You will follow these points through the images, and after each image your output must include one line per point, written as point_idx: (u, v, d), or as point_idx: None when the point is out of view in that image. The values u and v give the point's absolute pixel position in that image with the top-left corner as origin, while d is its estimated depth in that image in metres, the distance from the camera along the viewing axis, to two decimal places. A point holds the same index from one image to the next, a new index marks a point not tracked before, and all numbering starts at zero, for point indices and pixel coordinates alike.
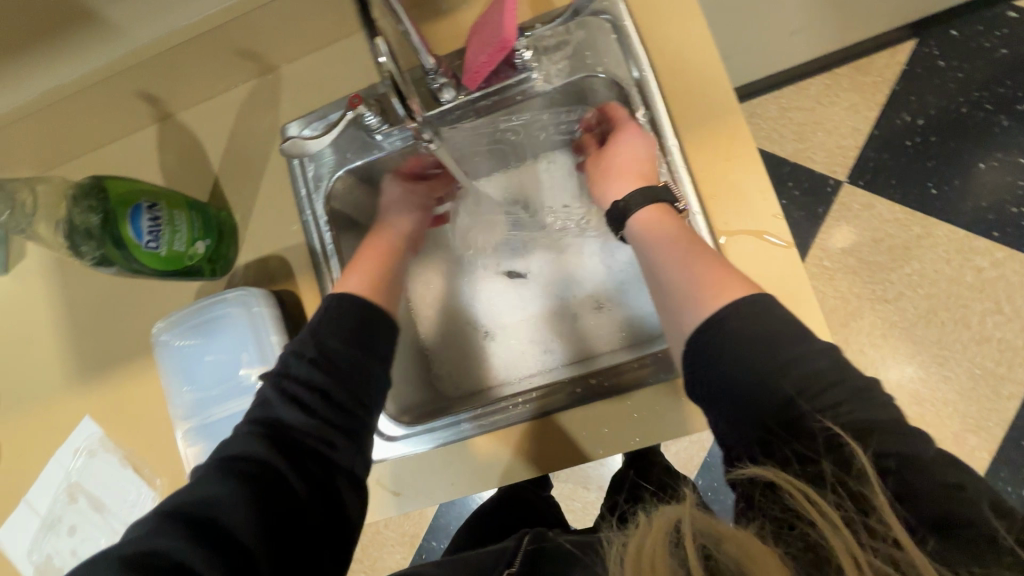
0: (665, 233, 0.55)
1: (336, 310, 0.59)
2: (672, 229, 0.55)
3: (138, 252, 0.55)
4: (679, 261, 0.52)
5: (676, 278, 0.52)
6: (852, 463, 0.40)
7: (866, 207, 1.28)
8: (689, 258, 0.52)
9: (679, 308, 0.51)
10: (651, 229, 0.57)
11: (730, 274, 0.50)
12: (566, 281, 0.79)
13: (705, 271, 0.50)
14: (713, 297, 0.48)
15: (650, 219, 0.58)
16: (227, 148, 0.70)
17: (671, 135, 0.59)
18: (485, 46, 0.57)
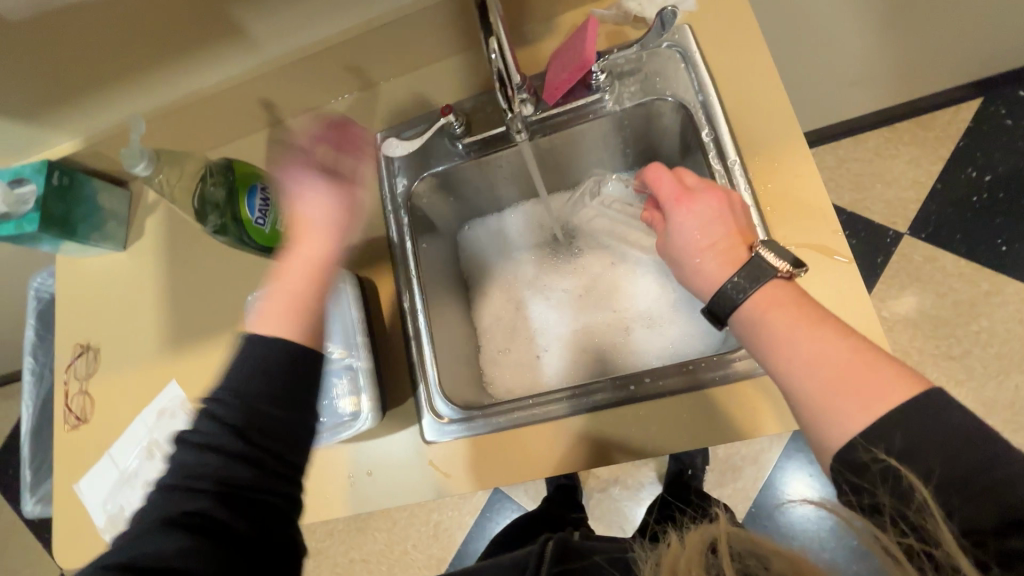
0: (805, 334, 0.46)
1: (274, 360, 0.51)
2: (787, 319, 0.47)
3: (249, 227, 0.62)
4: (802, 356, 0.45)
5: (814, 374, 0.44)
6: (913, 496, 0.39)
7: (928, 260, 1.25)
8: (816, 343, 0.45)
9: (819, 424, 0.43)
10: (756, 321, 0.49)
11: (885, 364, 0.42)
12: (619, 297, 0.82)
13: (837, 356, 0.44)
14: (859, 413, 0.41)
15: (759, 310, 0.49)
16: (325, 151, 0.79)
17: (733, 156, 0.63)
18: (567, 66, 0.65)
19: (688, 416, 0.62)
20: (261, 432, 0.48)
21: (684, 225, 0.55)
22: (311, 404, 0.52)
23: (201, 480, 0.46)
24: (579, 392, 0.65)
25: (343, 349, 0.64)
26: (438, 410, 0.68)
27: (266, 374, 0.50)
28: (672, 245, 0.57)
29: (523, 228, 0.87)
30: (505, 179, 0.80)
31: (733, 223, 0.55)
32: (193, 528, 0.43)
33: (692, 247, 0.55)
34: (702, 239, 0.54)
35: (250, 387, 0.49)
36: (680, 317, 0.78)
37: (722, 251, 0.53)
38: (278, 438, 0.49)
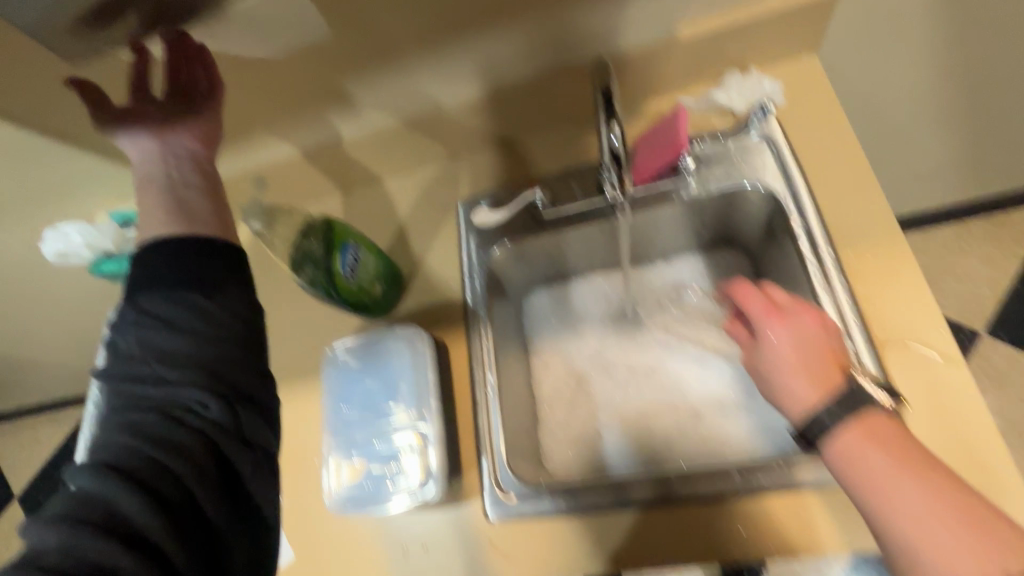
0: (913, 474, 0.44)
1: (178, 255, 0.47)
2: (881, 457, 0.45)
3: (337, 279, 0.64)
4: (908, 504, 0.43)
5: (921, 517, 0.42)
6: None
7: (1009, 362, 1.18)
8: (922, 490, 0.43)
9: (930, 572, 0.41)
10: (851, 455, 0.46)
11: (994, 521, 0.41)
12: (688, 378, 0.78)
13: (950, 507, 0.42)
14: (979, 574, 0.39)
15: (852, 443, 0.47)
16: (408, 213, 0.82)
17: (825, 246, 0.62)
18: (658, 151, 0.68)
19: (776, 517, 0.57)
20: (167, 349, 0.44)
21: (776, 342, 0.54)
22: (229, 294, 0.47)
23: (128, 412, 0.43)
24: (650, 477, 0.62)
25: (415, 412, 0.62)
26: (502, 483, 0.64)
27: (177, 272, 0.46)
28: (761, 364, 0.55)
29: (589, 299, 0.86)
30: (580, 252, 0.81)
31: (828, 347, 0.52)
32: (117, 460, 0.40)
33: (784, 367, 0.52)
34: (794, 359, 0.52)
35: (140, 309, 0.46)
36: (754, 406, 0.74)
37: (817, 374, 0.51)
38: (177, 345, 0.44)
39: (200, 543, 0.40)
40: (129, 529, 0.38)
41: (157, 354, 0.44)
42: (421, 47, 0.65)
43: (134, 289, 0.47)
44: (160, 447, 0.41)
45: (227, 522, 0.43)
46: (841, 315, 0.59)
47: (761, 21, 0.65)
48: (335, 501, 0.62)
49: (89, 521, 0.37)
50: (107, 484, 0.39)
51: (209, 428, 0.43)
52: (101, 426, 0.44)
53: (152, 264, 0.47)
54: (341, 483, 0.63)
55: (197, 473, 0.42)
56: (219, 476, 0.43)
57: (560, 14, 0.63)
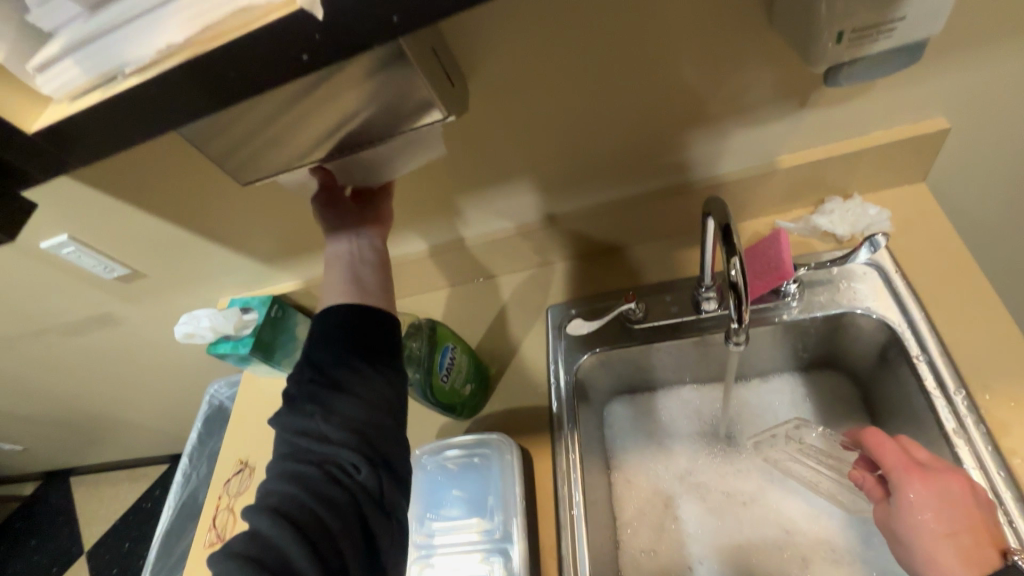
0: None
1: (354, 333, 0.56)
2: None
3: (435, 383, 0.66)
4: None
5: None
6: None
7: None
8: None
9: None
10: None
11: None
12: (792, 514, 0.72)
13: None
14: None
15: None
16: (499, 316, 0.85)
17: (954, 384, 0.57)
18: (763, 273, 0.66)
19: None
20: (336, 413, 0.53)
21: (915, 502, 0.51)
22: (390, 371, 0.57)
23: (296, 463, 0.51)
24: None
25: (501, 527, 0.60)
26: None
27: (350, 349, 0.56)
28: (896, 517, 0.53)
29: (677, 413, 0.82)
30: (670, 364, 0.79)
31: (981, 514, 0.49)
32: (289, 509, 0.48)
33: (924, 528, 0.50)
34: (935, 524, 0.50)
35: (313, 375, 0.55)
36: (873, 557, 0.66)
37: (966, 548, 0.48)
38: (345, 413, 0.53)
39: None
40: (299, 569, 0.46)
41: (326, 416, 0.53)
42: (529, 170, 0.71)
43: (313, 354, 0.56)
44: (323, 504, 0.49)
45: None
46: (981, 466, 0.53)
47: (864, 154, 0.66)
48: None
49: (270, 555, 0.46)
50: (284, 533, 0.46)
51: (360, 491, 0.51)
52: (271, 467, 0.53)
53: (329, 338, 0.56)
54: None
55: (351, 538, 0.49)
56: (364, 534, 0.51)
57: (661, 145, 0.67)
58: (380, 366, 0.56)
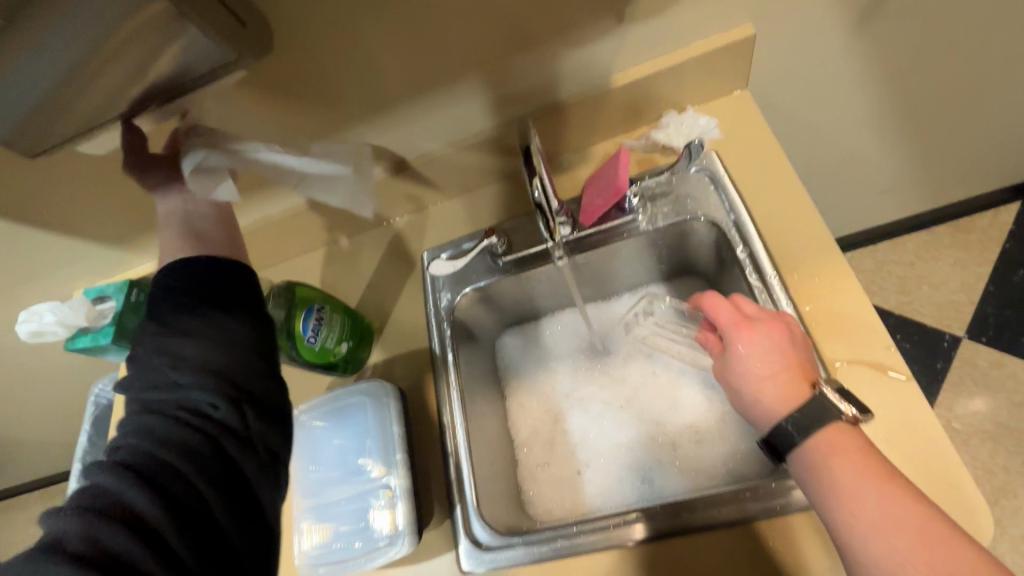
0: (866, 477, 0.46)
1: (202, 279, 0.54)
2: (851, 468, 0.47)
3: (300, 344, 0.67)
4: (865, 509, 0.45)
5: (873, 511, 0.44)
6: None
7: (995, 365, 1.16)
8: (882, 504, 0.44)
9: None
10: (818, 464, 0.48)
11: (945, 530, 0.42)
12: (664, 408, 0.78)
13: (903, 516, 0.44)
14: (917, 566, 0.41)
15: (821, 457, 0.48)
16: (376, 269, 0.84)
17: (772, 271, 0.64)
18: (601, 193, 0.71)
19: (743, 548, 0.58)
20: (184, 358, 0.50)
21: (745, 354, 0.55)
22: (238, 304, 0.54)
23: (145, 417, 0.49)
24: (613, 523, 0.63)
25: (383, 468, 0.63)
26: (476, 534, 0.64)
27: (194, 291, 0.54)
28: (729, 373, 0.57)
29: (560, 338, 0.87)
30: (544, 292, 0.83)
31: (798, 361, 0.54)
32: (133, 460, 0.46)
33: (756, 375, 0.54)
34: (762, 370, 0.54)
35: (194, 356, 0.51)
36: (732, 433, 0.74)
37: (785, 385, 0.52)
38: (192, 357, 0.51)
39: (202, 537, 0.45)
40: (143, 532, 0.42)
41: (173, 363, 0.50)
42: (370, 115, 0.69)
43: (156, 305, 0.54)
44: (171, 449, 0.47)
45: (229, 520, 0.47)
46: None
47: (688, 66, 0.69)
48: (308, 564, 0.62)
49: (106, 512, 0.43)
50: (122, 482, 0.44)
51: (214, 429, 0.49)
52: (122, 427, 0.50)
53: (176, 285, 0.54)
54: (314, 547, 0.62)
55: (205, 476, 0.47)
56: (221, 476, 0.48)
57: (497, 75, 0.67)
58: (222, 306, 0.54)
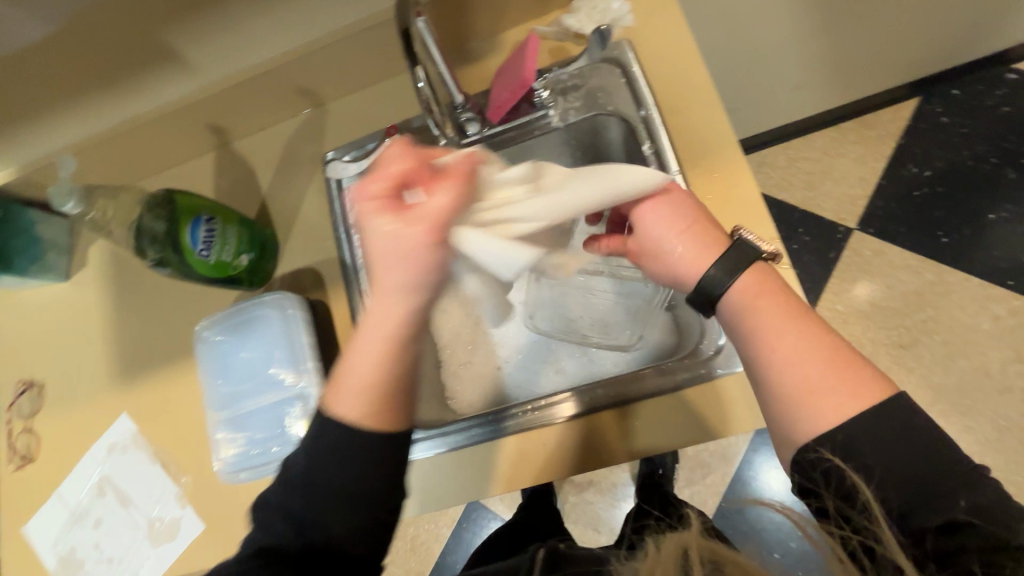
0: (787, 320, 0.49)
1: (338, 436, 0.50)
2: (775, 310, 0.50)
3: (191, 258, 0.62)
4: (789, 347, 0.48)
5: (794, 348, 0.48)
6: (856, 495, 0.44)
7: (877, 254, 1.28)
8: (804, 340, 0.48)
9: (794, 411, 0.47)
10: (747, 310, 0.51)
11: (852, 359, 0.47)
12: (575, 305, 0.83)
13: (820, 355, 0.47)
14: (832, 398, 0.46)
15: (747, 302, 0.51)
16: (276, 173, 0.77)
17: (676, 166, 0.65)
18: (507, 86, 0.68)
19: (638, 421, 0.66)
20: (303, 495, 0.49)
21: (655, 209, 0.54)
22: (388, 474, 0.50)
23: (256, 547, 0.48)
24: (537, 407, 0.69)
25: (294, 377, 0.63)
26: None
27: (339, 443, 0.49)
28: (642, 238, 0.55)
29: None
30: None
31: (711, 220, 0.55)
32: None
33: (679, 241, 0.53)
34: (677, 225, 0.54)
35: (353, 483, 0.49)
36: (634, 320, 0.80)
37: (702, 234, 0.53)
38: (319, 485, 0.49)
39: None
40: None
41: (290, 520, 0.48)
42: None
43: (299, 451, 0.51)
44: None
45: None
46: None
47: None
48: (226, 471, 0.63)
49: None
50: None
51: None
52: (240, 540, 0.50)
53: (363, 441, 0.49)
54: (231, 456, 0.63)
55: None
56: None
57: None
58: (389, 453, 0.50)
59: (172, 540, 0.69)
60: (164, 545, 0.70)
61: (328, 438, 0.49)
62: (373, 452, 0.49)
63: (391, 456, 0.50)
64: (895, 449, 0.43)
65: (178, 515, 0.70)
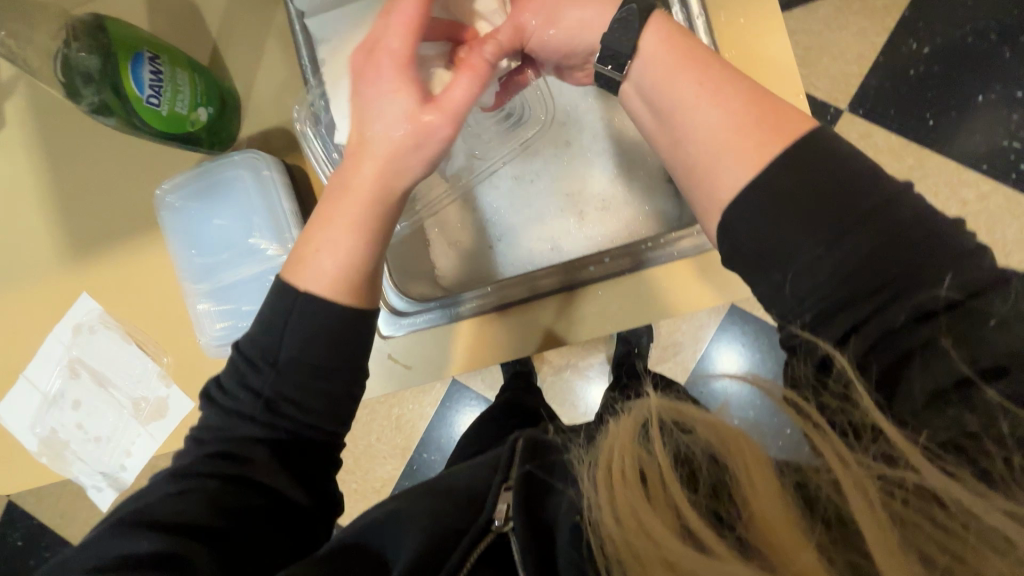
0: (676, 76, 0.44)
1: (296, 309, 0.45)
2: (684, 71, 0.44)
3: (140, 107, 0.53)
4: (687, 106, 0.43)
5: (689, 102, 0.43)
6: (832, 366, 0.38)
7: (862, 136, 1.14)
8: (701, 90, 0.43)
9: (710, 164, 0.41)
10: (650, 68, 0.45)
11: (763, 109, 0.41)
12: (576, 179, 0.77)
13: (717, 113, 0.42)
14: (742, 159, 0.40)
15: (654, 71, 0.45)
16: (227, 10, 0.64)
17: (698, 11, 0.58)
18: None
19: (641, 290, 0.64)
20: (253, 393, 0.45)
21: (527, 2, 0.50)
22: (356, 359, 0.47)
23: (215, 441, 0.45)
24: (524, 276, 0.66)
25: (280, 247, 0.58)
26: (392, 302, 0.67)
27: (294, 325, 0.45)
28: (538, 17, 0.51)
29: None
30: None
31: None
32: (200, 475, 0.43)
33: (572, 5, 0.49)
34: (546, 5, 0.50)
35: (308, 354, 0.45)
36: (635, 196, 0.74)
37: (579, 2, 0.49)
38: (278, 375, 0.45)
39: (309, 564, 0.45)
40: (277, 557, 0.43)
41: (244, 414, 0.45)
42: None
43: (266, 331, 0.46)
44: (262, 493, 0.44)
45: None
46: None
47: None
48: (213, 345, 0.59)
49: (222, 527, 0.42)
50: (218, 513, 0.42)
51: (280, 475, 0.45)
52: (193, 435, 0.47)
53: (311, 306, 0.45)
54: (216, 330, 0.59)
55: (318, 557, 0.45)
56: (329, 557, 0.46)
57: None
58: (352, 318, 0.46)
59: (162, 418, 0.67)
60: (154, 423, 0.68)
61: (295, 311, 0.45)
62: (343, 324, 0.46)
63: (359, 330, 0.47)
64: (827, 205, 0.37)
65: (164, 394, 0.67)
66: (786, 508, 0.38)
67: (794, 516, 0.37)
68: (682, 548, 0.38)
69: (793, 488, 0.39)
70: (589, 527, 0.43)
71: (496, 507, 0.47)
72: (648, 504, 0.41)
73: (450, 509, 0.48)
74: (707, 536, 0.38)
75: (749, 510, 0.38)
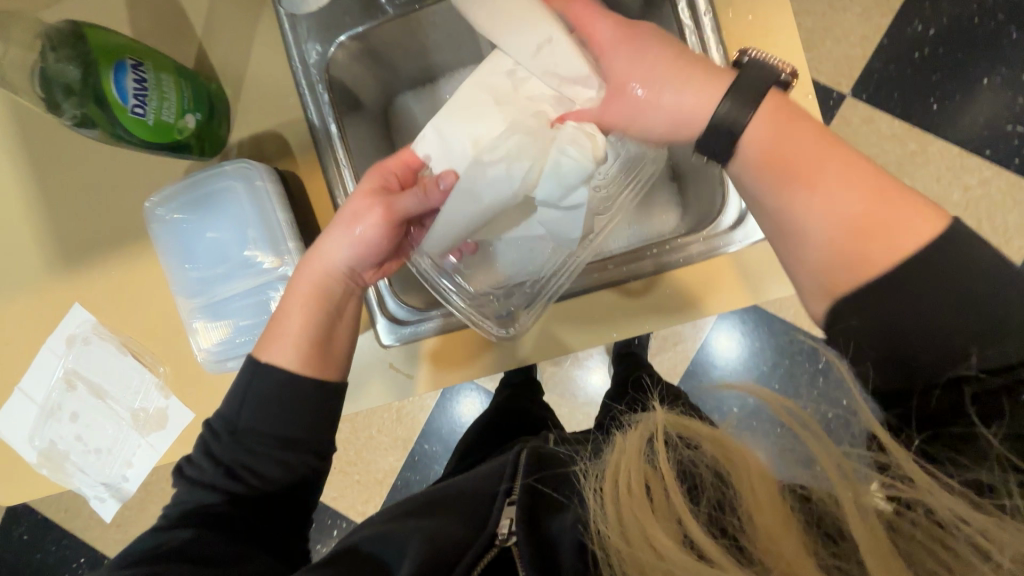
0: (792, 156, 0.41)
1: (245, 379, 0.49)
2: (809, 140, 0.42)
3: (123, 116, 0.50)
4: (798, 191, 0.41)
5: (800, 188, 0.41)
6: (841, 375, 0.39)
7: (865, 121, 1.10)
8: (806, 177, 0.41)
9: (815, 258, 0.41)
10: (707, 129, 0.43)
11: (883, 194, 0.39)
12: None
13: (843, 195, 0.40)
14: (861, 260, 0.39)
15: (774, 144, 0.42)
16: (211, 8, 0.62)
17: (705, 8, 0.57)
18: None
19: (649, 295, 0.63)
20: (219, 454, 0.49)
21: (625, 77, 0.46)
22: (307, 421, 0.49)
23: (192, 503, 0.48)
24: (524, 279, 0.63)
25: (275, 259, 0.57)
26: (392, 311, 0.66)
27: (246, 397, 0.49)
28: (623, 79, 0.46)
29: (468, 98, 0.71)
30: (439, 43, 0.66)
31: (697, 56, 0.45)
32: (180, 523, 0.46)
33: (674, 89, 0.44)
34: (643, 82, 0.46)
35: (267, 421, 0.48)
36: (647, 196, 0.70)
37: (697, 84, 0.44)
38: (240, 433, 0.49)
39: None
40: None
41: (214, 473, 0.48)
42: None
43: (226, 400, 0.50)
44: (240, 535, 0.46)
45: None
46: None
47: None
48: (212, 361, 0.58)
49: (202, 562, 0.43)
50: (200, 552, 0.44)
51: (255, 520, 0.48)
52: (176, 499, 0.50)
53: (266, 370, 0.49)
54: (213, 345, 0.58)
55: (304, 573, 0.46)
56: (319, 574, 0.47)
57: None
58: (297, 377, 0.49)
59: (161, 429, 0.67)
60: (153, 434, 0.67)
61: (252, 378, 0.49)
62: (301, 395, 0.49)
63: (321, 402, 0.50)
64: (929, 301, 0.37)
65: (163, 405, 0.66)
66: (788, 520, 0.37)
67: (800, 530, 0.37)
68: (683, 556, 0.37)
69: (800, 502, 0.39)
70: (595, 537, 0.43)
71: (498, 524, 0.47)
72: (652, 516, 0.40)
73: (456, 528, 0.47)
74: (711, 548, 0.37)
75: (756, 524, 0.37)
